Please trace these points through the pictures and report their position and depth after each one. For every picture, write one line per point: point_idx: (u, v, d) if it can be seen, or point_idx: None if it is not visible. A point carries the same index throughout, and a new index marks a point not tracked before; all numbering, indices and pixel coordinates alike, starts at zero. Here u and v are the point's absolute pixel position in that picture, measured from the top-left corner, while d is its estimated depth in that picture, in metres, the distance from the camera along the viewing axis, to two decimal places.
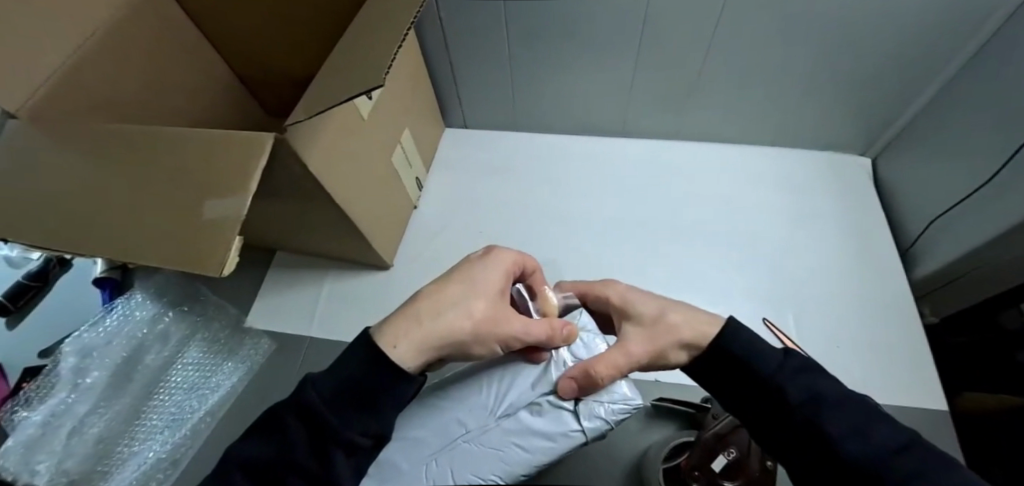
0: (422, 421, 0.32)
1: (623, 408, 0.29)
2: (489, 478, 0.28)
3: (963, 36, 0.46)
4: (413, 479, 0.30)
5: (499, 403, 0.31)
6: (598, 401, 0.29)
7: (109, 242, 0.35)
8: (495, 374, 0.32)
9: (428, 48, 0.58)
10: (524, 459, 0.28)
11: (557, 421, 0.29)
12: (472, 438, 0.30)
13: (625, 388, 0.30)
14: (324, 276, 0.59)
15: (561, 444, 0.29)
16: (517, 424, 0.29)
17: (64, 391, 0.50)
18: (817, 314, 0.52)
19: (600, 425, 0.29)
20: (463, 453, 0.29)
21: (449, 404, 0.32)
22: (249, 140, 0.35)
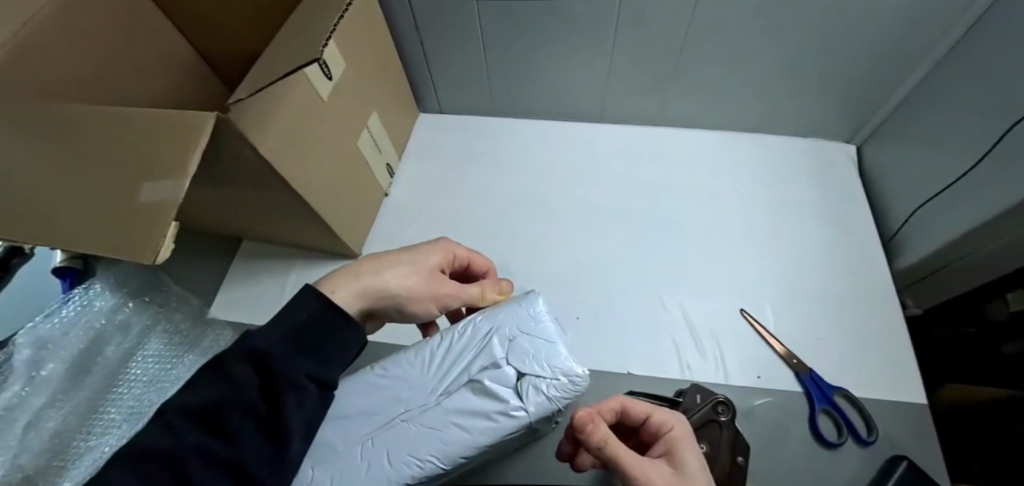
0: (360, 398, 0.30)
1: (567, 385, 0.29)
2: (426, 458, 0.28)
3: (950, 19, 0.44)
4: (345, 460, 0.28)
5: (441, 381, 0.30)
6: (541, 378, 0.29)
7: (43, 228, 0.33)
8: (438, 352, 0.31)
9: (396, 30, 0.55)
10: (464, 438, 0.28)
11: (499, 399, 0.29)
12: (411, 418, 0.29)
13: (572, 367, 0.30)
14: (291, 265, 0.57)
15: (502, 423, 0.28)
16: (458, 403, 0.29)
17: (18, 384, 0.48)
18: (797, 306, 0.50)
19: (545, 404, 0.28)
20: (402, 432, 0.29)
21: (389, 382, 0.31)
22: (192, 121, 0.33)
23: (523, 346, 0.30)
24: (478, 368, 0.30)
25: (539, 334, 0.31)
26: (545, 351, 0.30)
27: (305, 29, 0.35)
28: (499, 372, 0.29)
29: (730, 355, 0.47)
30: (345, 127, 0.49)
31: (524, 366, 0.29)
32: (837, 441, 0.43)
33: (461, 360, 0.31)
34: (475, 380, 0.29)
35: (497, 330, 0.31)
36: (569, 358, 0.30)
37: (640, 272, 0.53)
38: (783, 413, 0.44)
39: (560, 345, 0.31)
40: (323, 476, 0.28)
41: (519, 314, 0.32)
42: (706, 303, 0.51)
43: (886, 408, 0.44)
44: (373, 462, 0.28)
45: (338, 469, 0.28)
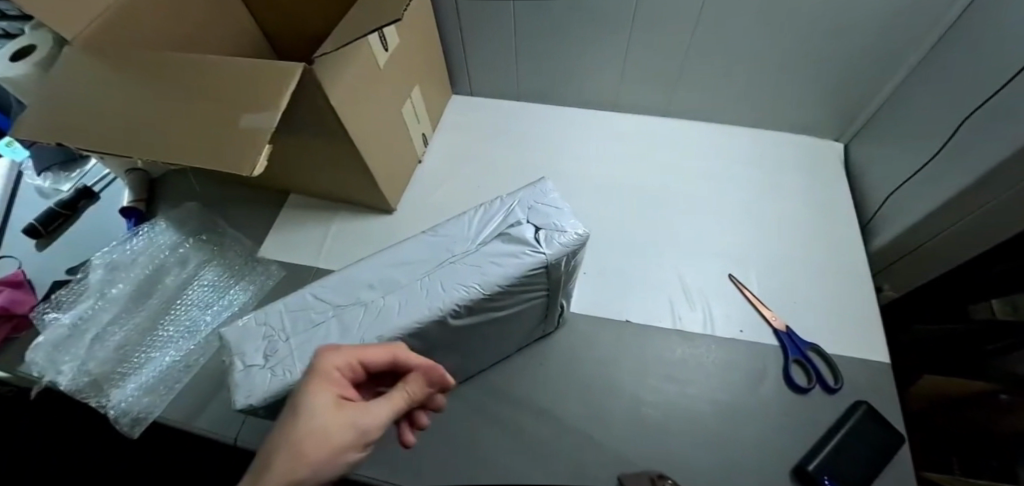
0: (419, 247, 0.37)
1: (579, 235, 0.35)
2: (471, 285, 0.33)
3: (920, 32, 0.51)
4: (408, 290, 0.34)
5: (481, 234, 0.36)
6: (557, 232, 0.35)
7: (154, 148, 0.40)
8: (473, 219, 0.38)
9: (439, 14, 0.63)
10: (500, 270, 0.33)
11: (524, 244, 0.35)
12: (459, 259, 0.35)
13: (576, 224, 0.36)
14: (333, 216, 0.64)
15: (529, 260, 0.34)
16: (494, 249, 0.35)
17: (91, 299, 0.56)
18: (780, 276, 0.57)
19: (562, 248, 0.34)
20: (451, 269, 0.34)
21: (438, 237, 0.37)
22: (282, 68, 0.41)
23: (541, 210, 0.37)
24: (506, 225, 0.36)
25: (553, 203, 0.38)
26: (558, 214, 0.37)
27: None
28: (523, 228, 0.35)
29: (717, 311, 0.54)
30: (393, 92, 0.56)
31: (544, 222, 0.36)
32: (806, 386, 0.49)
33: (491, 223, 0.37)
34: (504, 233, 0.36)
35: (518, 201, 0.38)
36: (575, 220, 0.36)
37: (643, 239, 0.60)
38: (762, 362, 0.51)
39: (569, 211, 0.37)
40: (393, 300, 0.33)
41: (534, 191, 0.39)
42: (700, 268, 0.58)
43: (854, 362, 0.50)
44: (430, 290, 0.33)
45: (405, 297, 0.33)
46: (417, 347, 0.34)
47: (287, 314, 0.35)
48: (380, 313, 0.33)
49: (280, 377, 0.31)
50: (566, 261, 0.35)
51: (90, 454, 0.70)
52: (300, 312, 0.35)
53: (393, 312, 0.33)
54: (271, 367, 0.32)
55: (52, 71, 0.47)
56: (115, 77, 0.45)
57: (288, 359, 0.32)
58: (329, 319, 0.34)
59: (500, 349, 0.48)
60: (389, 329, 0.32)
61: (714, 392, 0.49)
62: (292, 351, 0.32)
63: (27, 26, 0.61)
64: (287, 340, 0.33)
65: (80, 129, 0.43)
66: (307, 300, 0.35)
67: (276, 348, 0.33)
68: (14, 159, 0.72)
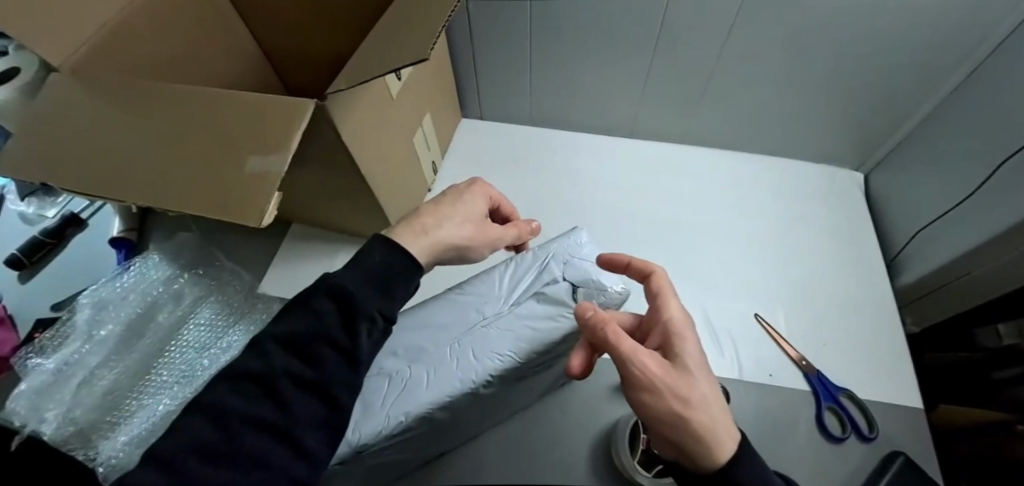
0: (446, 308, 0.35)
1: (617, 294, 0.34)
2: (506, 354, 0.31)
3: (952, 65, 0.50)
4: (437, 359, 0.32)
5: (513, 292, 0.34)
6: (595, 291, 0.34)
7: (148, 191, 0.37)
8: (504, 274, 0.36)
9: (452, 37, 0.61)
10: (536, 336, 0.32)
11: (561, 305, 0.33)
12: (491, 322, 0.33)
13: (614, 281, 0.35)
14: (339, 249, 0.61)
15: (567, 323, 0.32)
16: (528, 311, 0.33)
17: (78, 342, 0.52)
18: (807, 314, 0.55)
19: None
20: (482, 333, 0.32)
21: (467, 296, 0.35)
22: (291, 106, 0.38)
23: (577, 264, 0.35)
24: (541, 282, 0.35)
25: (587, 256, 0.36)
26: (594, 270, 0.35)
27: (386, 22, 0.39)
28: (559, 286, 0.34)
29: (746, 354, 0.52)
30: (405, 122, 0.53)
31: (581, 280, 0.34)
32: (841, 436, 0.47)
33: (522, 280, 0.35)
34: (539, 292, 0.34)
35: (551, 254, 0.36)
36: (612, 275, 0.35)
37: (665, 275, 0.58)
38: (793, 408, 0.49)
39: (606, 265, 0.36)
40: (420, 370, 0.31)
41: (567, 242, 0.37)
42: (725, 306, 0.55)
43: (888, 408, 0.49)
44: (461, 359, 0.31)
45: (432, 365, 0.31)
46: (444, 419, 0.32)
47: None
48: (406, 385, 0.30)
49: None
50: None
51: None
52: None
53: (421, 383, 0.30)
54: None
55: (38, 99, 0.44)
56: (106, 108, 0.42)
57: None
58: None
59: (520, 401, 0.45)
60: (417, 404, 0.29)
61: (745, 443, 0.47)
62: None
63: (12, 45, 0.57)
64: None
65: (67, 167, 0.39)
66: None
67: None
68: None
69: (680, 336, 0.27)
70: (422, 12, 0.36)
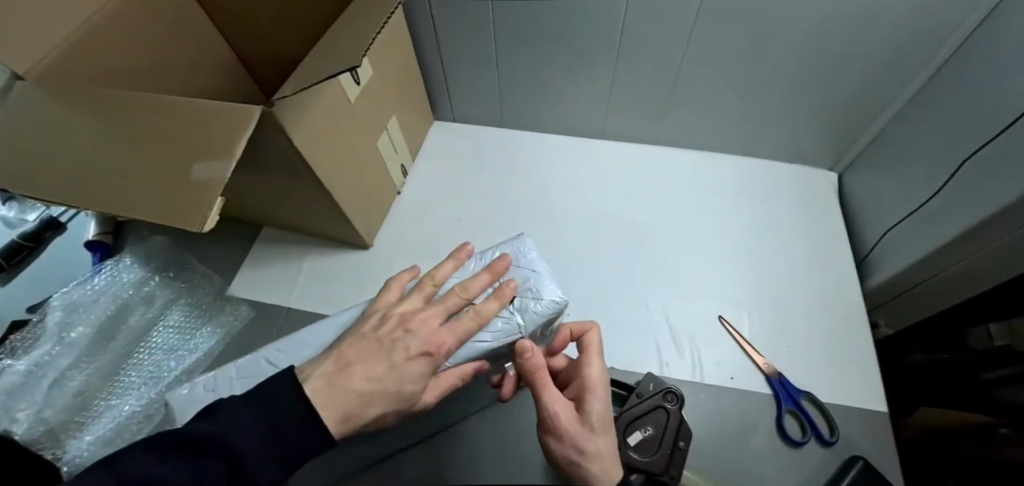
0: None
1: (553, 303, 0.35)
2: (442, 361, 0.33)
3: (918, 63, 0.50)
4: None
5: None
6: (532, 300, 0.35)
7: (100, 197, 0.38)
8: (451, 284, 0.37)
9: (419, 39, 0.61)
10: (471, 344, 0.34)
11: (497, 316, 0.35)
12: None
13: (553, 290, 0.36)
14: (307, 252, 0.62)
15: (503, 333, 0.34)
16: None
17: (49, 343, 0.53)
18: (772, 317, 0.54)
19: (535, 319, 0.34)
20: None
21: None
22: (239, 113, 0.38)
23: (518, 275, 0.36)
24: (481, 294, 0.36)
25: (530, 264, 0.37)
26: (535, 278, 0.36)
27: (339, 24, 0.39)
28: None
29: (706, 357, 0.52)
30: (368, 125, 0.53)
31: (518, 290, 0.35)
32: (801, 440, 0.46)
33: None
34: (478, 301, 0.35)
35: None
36: (552, 284, 0.36)
37: (629, 278, 0.57)
38: (753, 411, 0.48)
39: (547, 274, 0.37)
40: None
41: (511, 250, 0.38)
42: (689, 308, 0.55)
43: (849, 411, 0.48)
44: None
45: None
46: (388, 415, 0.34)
47: (239, 379, 0.32)
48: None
49: None
50: (541, 328, 0.36)
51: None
52: (253, 380, 0.32)
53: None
54: None
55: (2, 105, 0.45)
56: (66, 115, 0.43)
57: None
58: None
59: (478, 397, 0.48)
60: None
61: (702, 446, 0.47)
62: None
63: None
64: None
65: (26, 174, 0.40)
66: (258, 367, 0.33)
67: None
68: None
69: (596, 391, 0.31)
70: (366, 17, 0.37)
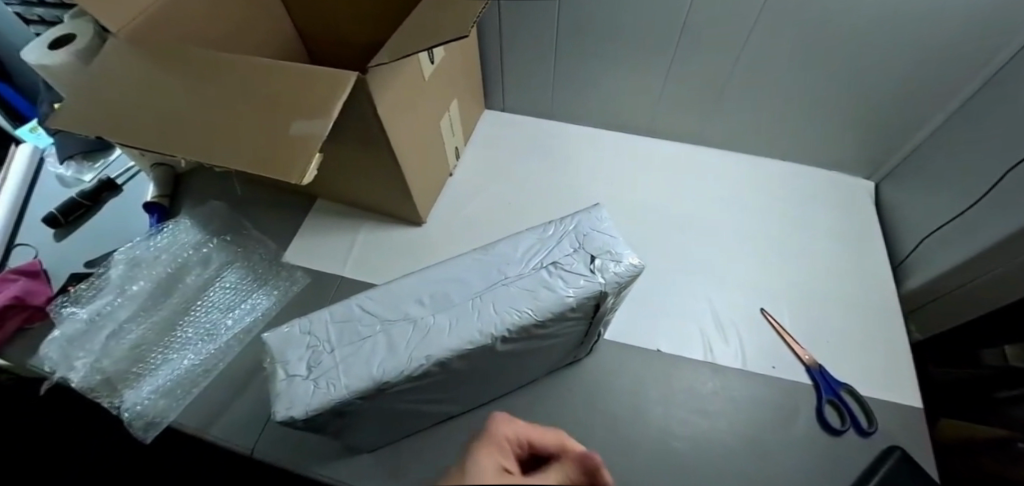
0: (471, 270, 0.36)
1: (632, 266, 0.35)
2: (522, 311, 0.33)
3: (961, 80, 0.52)
4: (462, 311, 0.33)
5: (533, 258, 0.36)
6: (611, 261, 0.35)
7: (199, 148, 0.40)
8: (529, 242, 0.37)
9: (482, 28, 0.63)
10: (552, 296, 0.33)
11: (576, 273, 0.34)
12: (511, 281, 0.35)
13: (631, 254, 0.36)
14: (361, 225, 0.64)
15: (584, 290, 0.33)
16: (547, 275, 0.34)
17: (111, 296, 0.55)
18: (811, 313, 0.56)
19: (614, 279, 0.34)
20: (504, 291, 0.34)
21: (490, 257, 0.36)
22: (334, 77, 0.40)
23: (596, 239, 0.37)
24: (560, 253, 0.36)
25: (607, 231, 0.37)
26: (613, 243, 0.36)
27: (431, 1, 0.41)
28: (576, 257, 0.35)
29: (749, 345, 0.53)
30: (434, 104, 0.56)
31: (598, 252, 0.36)
32: (840, 428, 0.48)
33: (543, 249, 0.36)
34: (558, 261, 0.35)
35: (572, 227, 0.38)
36: (630, 249, 0.36)
37: (675, 268, 0.59)
38: (794, 400, 0.50)
39: (624, 240, 0.37)
40: (443, 319, 0.33)
41: (588, 217, 0.38)
42: (732, 300, 0.57)
43: (887, 405, 0.50)
44: (482, 312, 0.33)
45: (455, 316, 0.33)
46: (459, 367, 0.34)
47: (333, 323, 0.34)
48: (429, 332, 0.32)
49: (323, 390, 0.30)
50: (616, 291, 0.35)
51: (102, 450, 0.74)
52: (346, 324, 0.34)
53: (443, 332, 0.32)
54: (315, 379, 0.31)
55: (94, 62, 0.47)
56: (159, 72, 0.45)
57: (333, 372, 0.31)
58: (377, 334, 0.33)
59: (530, 374, 0.47)
60: (439, 349, 0.31)
61: (742, 430, 0.48)
62: (338, 364, 0.31)
63: (65, 15, 0.61)
64: (334, 354, 0.32)
65: (123, 123, 0.42)
66: (352, 311, 0.34)
67: (320, 358, 0.32)
68: (37, 145, 0.73)
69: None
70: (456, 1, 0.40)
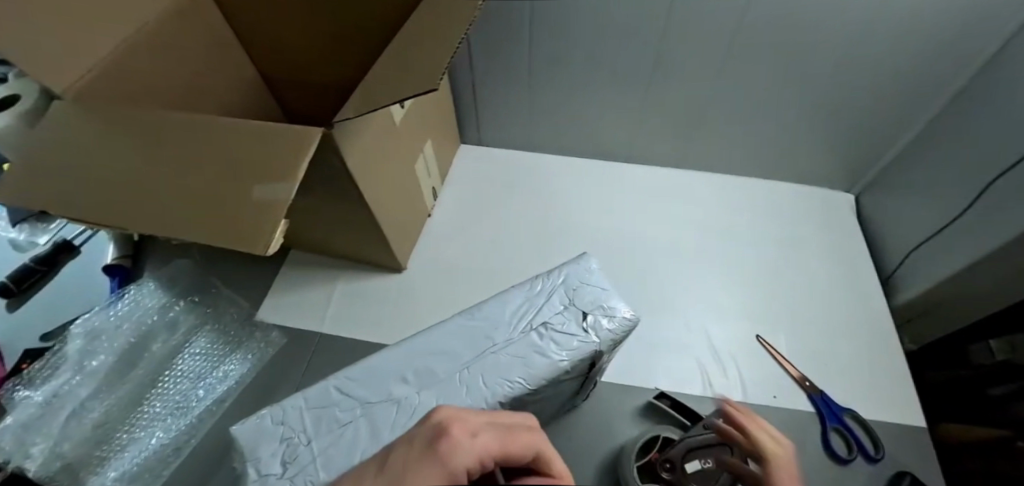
0: (456, 336, 0.34)
1: (626, 321, 0.33)
2: (515, 381, 0.31)
3: (936, 91, 0.53)
4: (449, 386, 0.31)
5: (523, 319, 0.34)
6: (603, 316, 0.34)
7: (154, 219, 0.37)
8: (517, 299, 0.35)
9: (454, 64, 0.62)
10: (546, 362, 0.31)
11: (569, 333, 0.33)
12: (500, 348, 0.33)
13: (623, 307, 0.34)
14: (339, 276, 0.61)
15: (578, 352, 0.32)
16: (539, 338, 0.33)
17: (68, 373, 0.50)
18: (809, 337, 0.55)
19: (608, 336, 0.33)
20: (493, 360, 0.32)
21: (477, 320, 0.34)
22: (299, 135, 0.38)
23: (586, 292, 0.35)
24: (551, 310, 0.34)
25: (597, 283, 0.36)
26: (604, 296, 0.35)
27: (397, 50, 0.39)
28: (567, 313, 0.34)
29: (750, 376, 0.52)
30: (408, 148, 0.54)
31: (589, 308, 0.34)
32: (847, 457, 0.47)
33: (532, 308, 0.35)
34: (548, 321, 0.34)
35: (562, 280, 0.36)
36: (622, 301, 0.35)
37: (669, 300, 0.58)
38: (800, 430, 0.48)
39: (615, 292, 0.36)
40: (429, 397, 0.31)
41: (577, 267, 0.37)
42: (728, 329, 0.56)
43: (893, 428, 0.49)
44: (470, 386, 0.31)
45: (442, 393, 0.31)
46: None
47: (308, 410, 0.31)
48: (415, 414, 0.30)
49: None
50: (611, 348, 0.34)
51: None
52: (323, 410, 0.31)
53: (430, 412, 0.30)
54: (291, 477, 0.28)
55: (38, 125, 0.44)
56: (108, 135, 0.42)
57: (311, 468, 0.28)
58: (356, 419, 0.30)
59: None
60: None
61: None
62: (316, 459, 0.29)
63: (11, 72, 0.57)
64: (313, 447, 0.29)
65: (66, 194, 0.39)
66: (329, 394, 0.32)
67: (295, 453, 0.29)
68: None
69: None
70: (424, 44, 0.37)
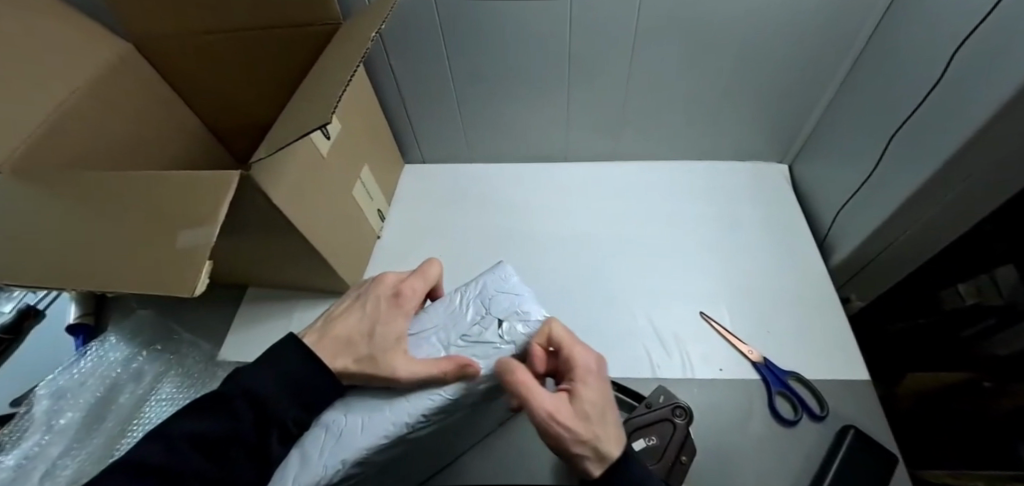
0: None
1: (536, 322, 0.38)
2: (436, 394, 0.34)
3: (836, 59, 0.56)
4: (376, 405, 0.34)
5: (443, 335, 0.38)
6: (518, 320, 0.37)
7: (86, 275, 0.38)
8: (439, 317, 0.39)
9: (382, 87, 0.64)
10: None
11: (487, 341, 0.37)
12: None
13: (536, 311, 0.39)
14: (295, 306, 0.63)
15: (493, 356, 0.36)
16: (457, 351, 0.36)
17: (38, 434, 0.51)
18: (749, 308, 0.57)
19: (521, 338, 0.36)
20: None
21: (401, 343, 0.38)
22: (218, 180, 0.40)
23: (502, 300, 0.39)
24: (470, 322, 0.38)
25: (512, 290, 0.40)
26: (518, 301, 0.39)
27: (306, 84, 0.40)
28: (485, 322, 0.38)
29: (695, 353, 0.54)
30: (342, 176, 0.56)
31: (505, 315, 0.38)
32: (792, 418, 0.48)
33: (451, 324, 0.38)
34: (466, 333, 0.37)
35: (479, 292, 0.40)
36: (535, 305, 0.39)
37: (612, 290, 0.60)
38: (746, 398, 0.50)
39: (528, 296, 0.40)
40: (356, 418, 0.34)
41: (494, 279, 0.41)
42: (671, 312, 0.57)
43: (835, 385, 0.51)
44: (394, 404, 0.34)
45: (369, 412, 0.34)
46: (383, 458, 0.35)
47: None
48: (343, 435, 0.33)
49: None
50: None
51: None
52: None
53: (357, 432, 0.33)
54: None
55: None
56: (37, 199, 0.43)
57: None
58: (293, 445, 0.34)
59: (474, 434, 0.48)
60: (353, 451, 0.32)
61: (703, 440, 0.48)
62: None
63: None
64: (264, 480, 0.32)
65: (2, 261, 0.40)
66: None
67: None
68: None
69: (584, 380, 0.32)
70: (327, 76, 0.38)
